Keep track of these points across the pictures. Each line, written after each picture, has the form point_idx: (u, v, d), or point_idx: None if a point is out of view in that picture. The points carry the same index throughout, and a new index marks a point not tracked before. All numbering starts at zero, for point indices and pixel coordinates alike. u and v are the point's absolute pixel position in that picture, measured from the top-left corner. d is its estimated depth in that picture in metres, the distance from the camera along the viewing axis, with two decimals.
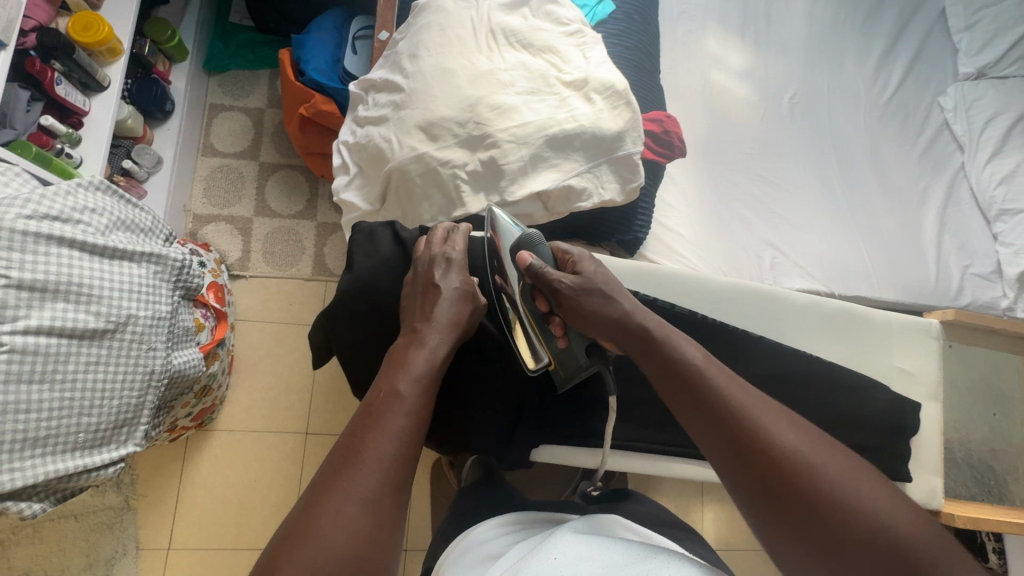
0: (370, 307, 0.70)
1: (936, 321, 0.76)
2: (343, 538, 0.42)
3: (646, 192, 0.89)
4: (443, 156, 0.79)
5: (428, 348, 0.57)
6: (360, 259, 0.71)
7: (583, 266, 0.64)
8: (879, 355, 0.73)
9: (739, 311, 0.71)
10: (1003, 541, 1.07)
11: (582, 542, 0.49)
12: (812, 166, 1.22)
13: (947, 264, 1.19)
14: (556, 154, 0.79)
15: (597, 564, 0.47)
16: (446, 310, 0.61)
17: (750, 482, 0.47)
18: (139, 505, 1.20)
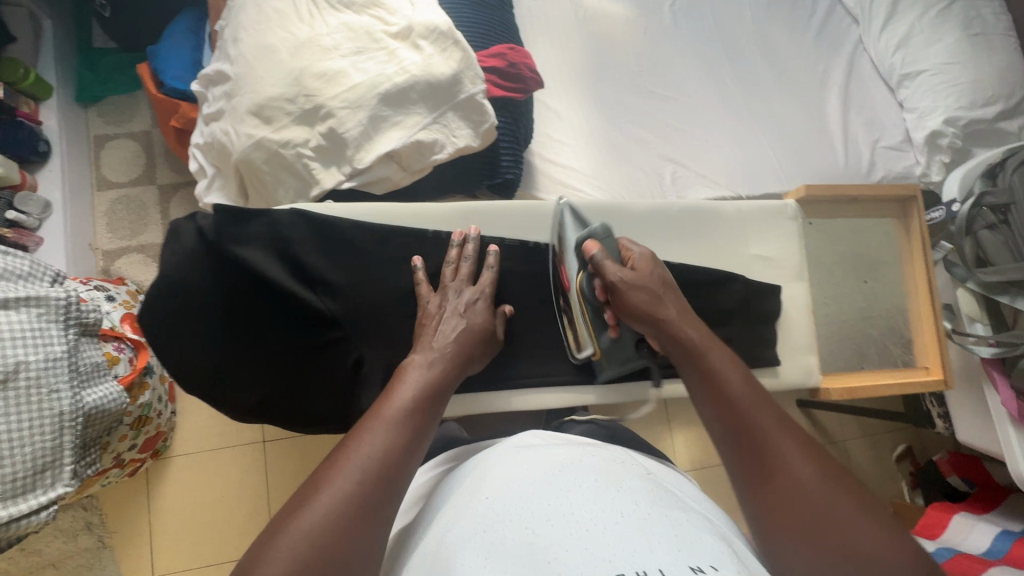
0: (181, 306, 0.63)
1: (795, 203, 0.80)
2: (306, 539, 0.42)
3: (510, 130, 0.86)
4: (282, 137, 0.76)
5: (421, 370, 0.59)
6: (162, 258, 0.64)
7: (643, 267, 0.67)
8: (734, 246, 0.77)
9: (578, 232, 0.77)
10: (946, 405, 1.09)
11: (512, 466, 0.56)
12: (701, 73, 1.18)
13: (856, 142, 1.17)
14: (395, 111, 0.76)
15: (521, 481, 0.53)
16: (466, 334, 0.65)
17: (754, 471, 0.50)
18: (114, 541, 1.22)
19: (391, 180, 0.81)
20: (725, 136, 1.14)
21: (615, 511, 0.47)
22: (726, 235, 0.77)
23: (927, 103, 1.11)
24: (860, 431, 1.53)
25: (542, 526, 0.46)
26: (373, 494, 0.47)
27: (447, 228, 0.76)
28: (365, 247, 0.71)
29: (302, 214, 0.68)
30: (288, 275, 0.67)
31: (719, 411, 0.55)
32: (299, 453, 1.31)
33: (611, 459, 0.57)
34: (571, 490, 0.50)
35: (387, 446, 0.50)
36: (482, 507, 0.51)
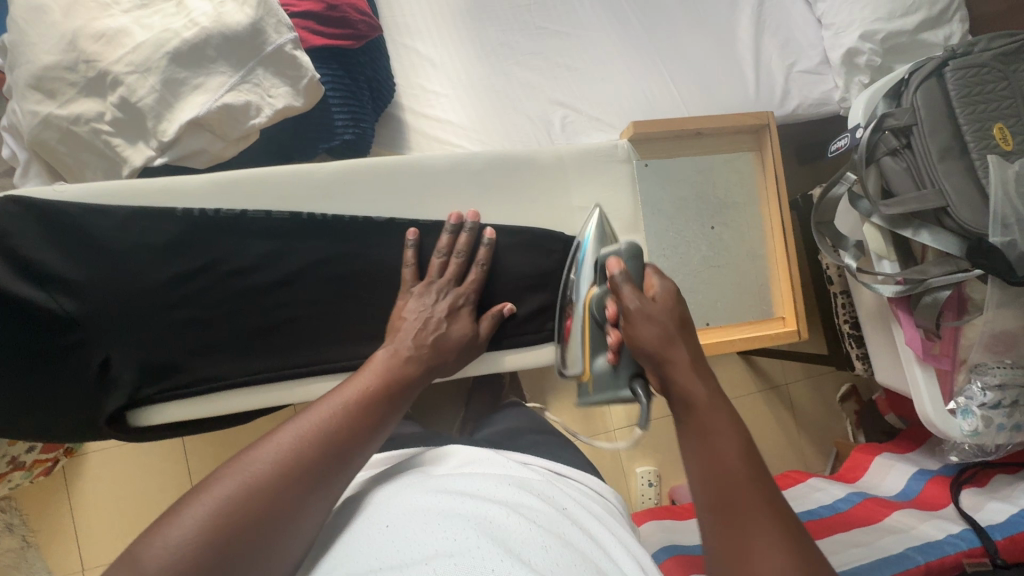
0: None
1: (625, 142, 0.77)
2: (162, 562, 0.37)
3: (346, 84, 0.77)
4: (71, 112, 0.66)
5: (395, 371, 0.57)
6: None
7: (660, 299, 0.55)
8: (548, 201, 0.76)
9: (362, 197, 0.70)
10: (865, 346, 1.04)
11: (422, 494, 0.47)
12: (599, 2, 1.06)
13: (770, 68, 1.06)
14: (193, 72, 0.67)
15: (428, 511, 0.44)
16: (445, 342, 0.65)
17: (718, 513, 0.44)
18: (39, 540, 1.22)
19: (211, 152, 0.72)
20: (624, 72, 1.04)
21: (521, 548, 0.40)
22: (538, 188, 0.75)
23: (843, 18, 1.00)
24: (803, 374, 1.50)
25: (444, 562, 0.38)
26: (290, 503, 0.43)
27: (208, 204, 0.66)
28: (104, 235, 0.63)
29: (24, 203, 0.60)
30: (15, 273, 0.59)
31: (704, 442, 0.47)
32: (219, 440, 1.29)
33: (527, 486, 0.50)
34: (482, 525, 0.42)
35: (330, 457, 0.46)
36: (377, 536, 0.42)
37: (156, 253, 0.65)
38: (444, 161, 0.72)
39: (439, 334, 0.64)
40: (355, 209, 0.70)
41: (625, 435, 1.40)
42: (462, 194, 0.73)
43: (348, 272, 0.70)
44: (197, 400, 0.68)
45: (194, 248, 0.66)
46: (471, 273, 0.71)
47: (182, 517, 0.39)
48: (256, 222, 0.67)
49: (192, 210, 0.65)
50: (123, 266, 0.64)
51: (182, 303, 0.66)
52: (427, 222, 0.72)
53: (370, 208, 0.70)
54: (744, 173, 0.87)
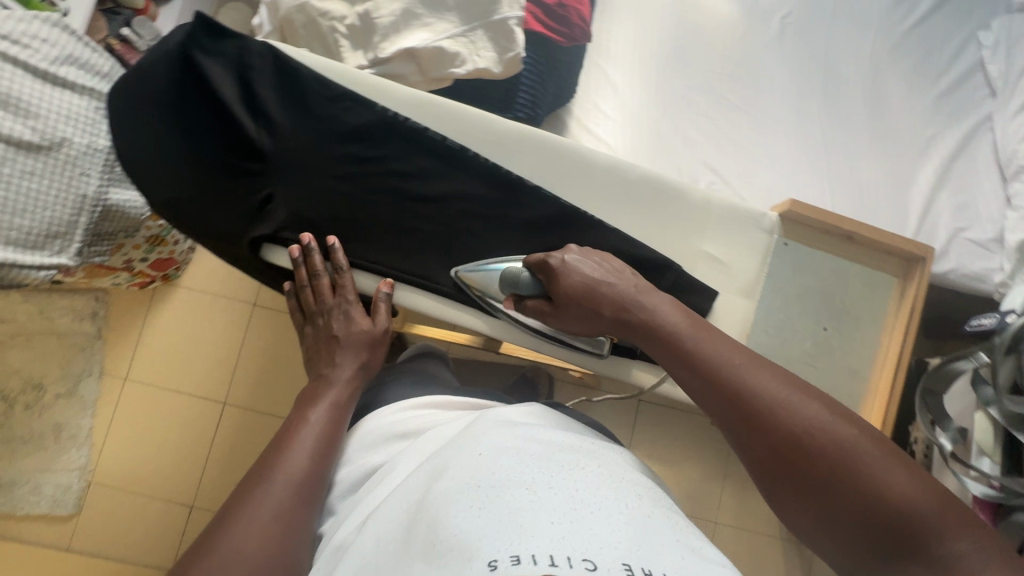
0: (147, 95, 0.67)
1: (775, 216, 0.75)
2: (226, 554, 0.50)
3: (539, 70, 0.83)
4: (324, 7, 0.79)
5: (337, 379, 0.69)
6: (142, 56, 0.70)
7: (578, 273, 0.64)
8: (683, 235, 0.74)
9: (524, 159, 0.74)
10: None
11: (509, 431, 0.53)
12: (791, 97, 1.08)
13: (935, 223, 1.02)
14: (429, 12, 0.77)
15: (522, 448, 0.50)
16: (347, 342, 0.71)
17: (765, 453, 0.50)
18: (107, 338, 1.38)
19: (408, 80, 0.82)
20: (785, 168, 1.04)
21: (613, 497, 0.45)
22: (677, 222, 0.74)
23: None
24: None
25: (544, 490, 0.44)
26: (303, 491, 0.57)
27: (402, 112, 0.74)
28: (317, 101, 0.72)
29: (273, 53, 0.71)
30: (244, 104, 0.71)
31: (718, 395, 0.53)
32: (279, 326, 1.39)
33: (601, 453, 0.54)
34: (574, 475, 0.47)
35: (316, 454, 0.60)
36: (474, 460, 0.48)
37: (344, 131, 0.73)
38: (605, 161, 0.74)
39: (336, 343, 0.72)
40: (514, 167, 0.74)
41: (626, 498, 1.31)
42: (607, 196, 0.74)
43: (481, 217, 0.74)
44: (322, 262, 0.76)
45: (375, 140, 0.73)
46: (346, 283, 0.72)
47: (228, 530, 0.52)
48: (437, 145, 0.73)
49: (388, 112, 0.73)
50: (318, 129, 0.72)
51: (343, 180, 0.73)
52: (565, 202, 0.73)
53: (524, 171, 0.74)
54: (880, 296, 0.82)
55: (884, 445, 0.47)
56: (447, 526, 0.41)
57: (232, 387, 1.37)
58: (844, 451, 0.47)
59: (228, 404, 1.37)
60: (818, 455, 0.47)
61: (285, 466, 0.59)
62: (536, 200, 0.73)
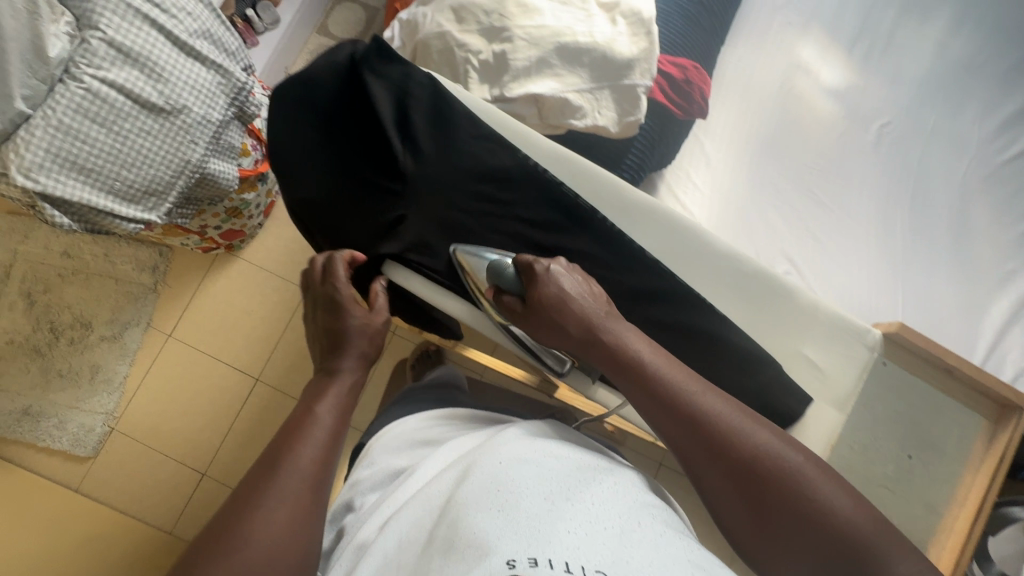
0: (308, 104, 0.73)
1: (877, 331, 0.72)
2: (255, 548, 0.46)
3: (653, 137, 0.86)
4: (462, 39, 0.83)
5: (344, 371, 0.64)
6: (315, 60, 0.75)
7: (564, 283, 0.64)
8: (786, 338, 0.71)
9: (647, 229, 0.74)
10: None
11: (525, 444, 0.60)
12: (876, 204, 1.09)
13: (1002, 360, 1.01)
14: (563, 64, 0.80)
15: (539, 463, 0.57)
16: (357, 338, 0.66)
17: (723, 477, 0.54)
18: (162, 292, 1.41)
19: (525, 121, 0.85)
20: (861, 273, 1.05)
21: (625, 517, 0.50)
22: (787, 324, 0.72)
23: None
24: None
25: (559, 502, 0.50)
26: (321, 481, 0.54)
27: (541, 161, 0.75)
28: (462, 134, 0.73)
29: (434, 83, 0.74)
30: (395, 125, 0.73)
31: (676, 420, 0.56)
32: None
33: (609, 473, 0.59)
34: (588, 494, 0.53)
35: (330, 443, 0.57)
36: (494, 469, 0.55)
37: (484, 171, 0.73)
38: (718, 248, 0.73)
39: (335, 340, 0.66)
40: (636, 234, 0.74)
41: None
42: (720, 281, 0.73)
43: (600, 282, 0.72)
44: (413, 277, 0.73)
45: (509, 182, 0.74)
46: (334, 269, 0.68)
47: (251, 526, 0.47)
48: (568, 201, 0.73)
49: (529, 159, 0.74)
50: (458, 162, 0.73)
51: (469, 213, 0.73)
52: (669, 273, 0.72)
53: (648, 241, 0.74)
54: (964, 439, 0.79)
55: (826, 469, 0.53)
56: (467, 523, 0.48)
57: (267, 365, 1.39)
58: (790, 474, 0.52)
59: (260, 381, 1.38)
60: (769, 479, 0.52)
61: (302, 456, 0.54)
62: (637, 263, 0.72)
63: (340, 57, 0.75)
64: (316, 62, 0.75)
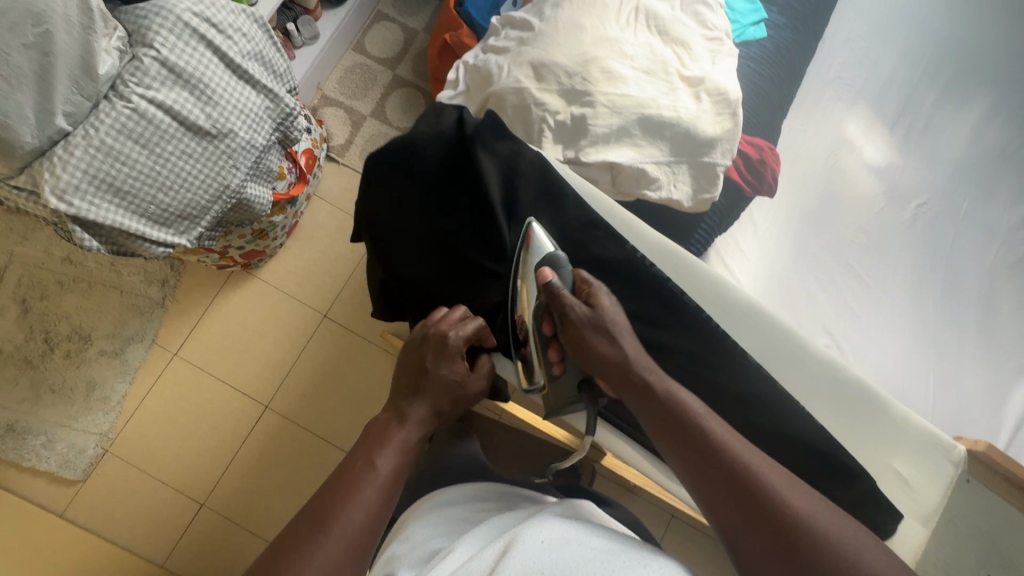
0: (406, 169, 0.73)
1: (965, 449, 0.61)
2: None
3: (721, 212, 0.86)
4: (541, 98, 0.81)
5: (410, 425, 0.65)
6: (420, 124, 0.74)
7: (602, 300, 0.64)
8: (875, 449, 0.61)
9: (752, 332, 0.65)
10: None
11: (564, 526, 0.59)
12: (910, 282, 1.12)
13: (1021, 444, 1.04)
14: (643, 135, 0.79)
15: (581, 546, 0.56)
16: (440, 394, 0.68)
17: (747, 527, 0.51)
18: (169, 308, 1.34)
19: (597, 185, 0.83)
20: (895, 350, 1.06)
21: None
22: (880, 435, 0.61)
23: None
24: None
25: None
26: (365, 544, 0.53)
27: (649, 256, 0.69)
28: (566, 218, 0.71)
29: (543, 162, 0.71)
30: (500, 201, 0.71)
31: (700, 460, 0.55)
32: (342, 345, 1.36)
33: (651, 554, 0.58)
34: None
35: (380, 505, 0.56)
36: (538, 547, 0.54)
37: (584, 260, 0.71)
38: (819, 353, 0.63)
39: (417, 387, 0.68)
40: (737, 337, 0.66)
41: None
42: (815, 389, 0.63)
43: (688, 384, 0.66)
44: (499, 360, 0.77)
45: (615, 278, 0.68)
46: (466, 325, 0.68)
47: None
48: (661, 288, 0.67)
49: (635, 253, 0.68)
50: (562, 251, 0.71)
51: None
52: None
53: (751, 345, 0.65)
54: None
55: (871, 537, 0.49)
56: None
57: (278, 392, 1.33)
58: (823, 533, 0.49)
59: (269, 410, 1.32)
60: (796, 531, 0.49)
61: (353, 512, 0.54)
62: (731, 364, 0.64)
63: (444, 122, 0.74)
64: (418, 122, 0.74)
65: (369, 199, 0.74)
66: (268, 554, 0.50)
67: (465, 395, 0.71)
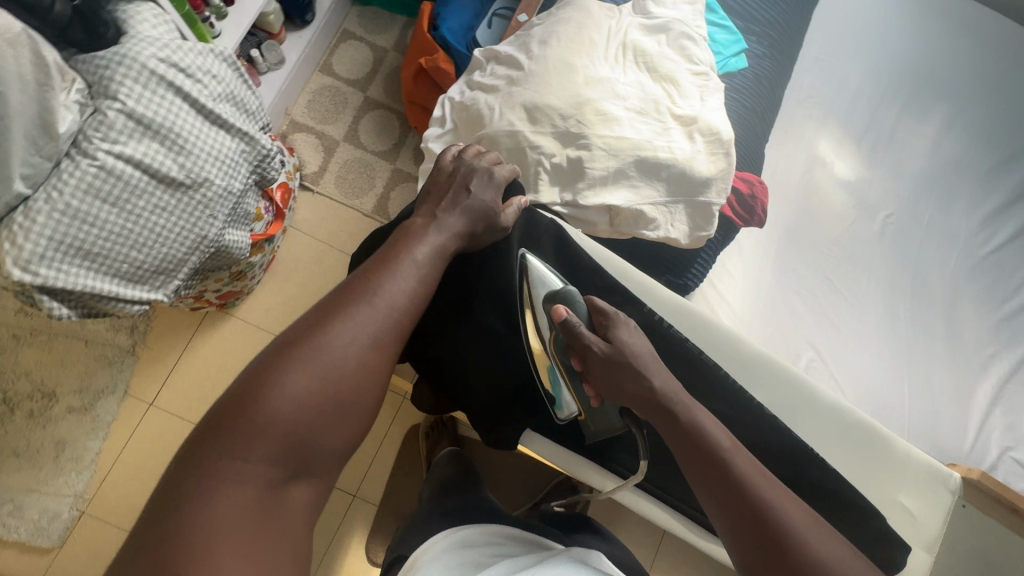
0: None
1: (958, 477, 0.73)
2: (297, 395, 0.52)
3: (712, 245, 0.90)
4: (536, 141, 0.79)
5: (440, 233, 0.67)
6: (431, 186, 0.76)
7: (621, 335, 0.65)
8: (884, 483, 0.71)
9: (764, 384, 0.73)
10: None
11: None
12: (883, 291, 1.18)
13: (988, 438, 1.12)
14: (640, 177, 0.79)
15: None
16: (476, 212, 0.69)
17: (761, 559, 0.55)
18: (141, 355, 1.27)
19: (594, 227, 0.83)
20: (873, 358, 1.12)
21: None
22: (889, 469, 0.71)
23: None
24: None
25: None
26: (381, 353, 0.58)
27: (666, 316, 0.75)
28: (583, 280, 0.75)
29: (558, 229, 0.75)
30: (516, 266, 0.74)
31: (724, 498, 0.57)
32: None
33: None
34: None
35: (405, 313, 0.60)
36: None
37: None
38: (831, 401, 0.73)
39: (458, 199, 0.69)
40: (753, 390, 0.73)
41: None
42: (826, 432, 0.72)
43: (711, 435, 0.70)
44: (532, 437, 0.78)
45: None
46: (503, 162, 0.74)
47: (304, 368, 0.53)
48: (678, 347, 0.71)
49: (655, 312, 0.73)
50: None
51: None
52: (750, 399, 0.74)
53: (764, 396, 0.73)
54: None
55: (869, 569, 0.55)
56: None
57: None
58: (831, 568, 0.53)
59: None
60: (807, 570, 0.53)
61: (379, 302, 0.59)
62: (742, 407, 0.68)
63: None
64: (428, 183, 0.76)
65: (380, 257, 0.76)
66: (305, 327, 0.56)
67: (491, 227, 0.71)
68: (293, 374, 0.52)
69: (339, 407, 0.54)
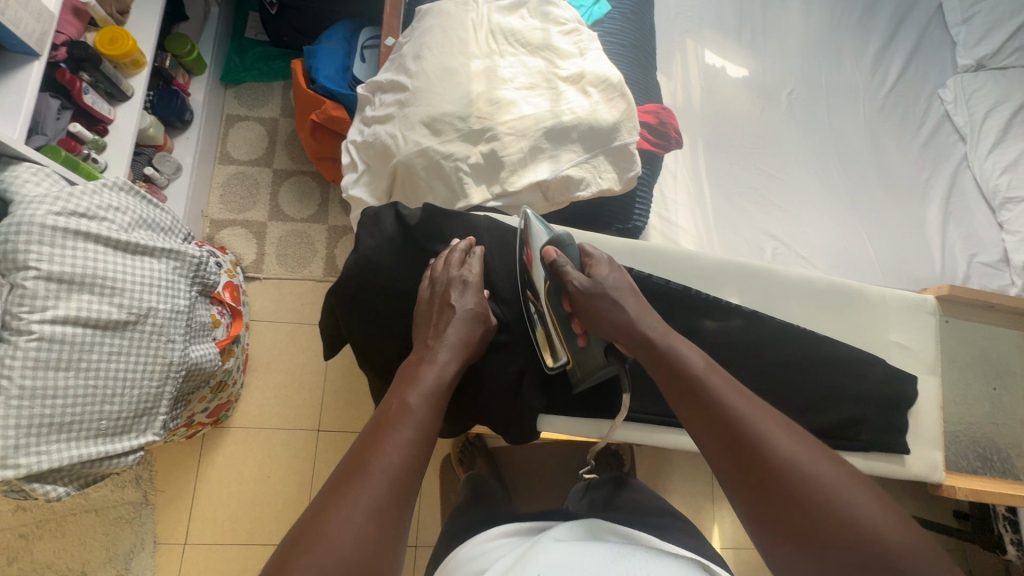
0: (369, 283, 0.78)
1: (932, 299, 0.84)
2: (346, 547, 0.44)
3: (645, 180, 0.94)
4: (446, 150, 0.80)
5: (438, 365, 0.62)
6: (365, 238, 0.78)
7: (599, 270, 0.69)
8: (876, 330, 0.81)
9: (737, 287, 0.79)
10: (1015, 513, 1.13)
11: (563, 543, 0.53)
12: (813, 160, 1.23)
13: (953, 253, 1.19)
14: (555, 146, 0.81)
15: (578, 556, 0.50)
16: (464, 326, 0.67)
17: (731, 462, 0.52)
18: (156, 501, 1.23)
19: (532, 206, 0.86)
20: (828, 222, 1.18)
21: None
22: (870, 316, 0.81)
23: None
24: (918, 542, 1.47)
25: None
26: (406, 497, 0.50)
27: (625, 261, 0.78)
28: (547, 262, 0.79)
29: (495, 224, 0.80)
30: None
31: (694, 408, 0.56)
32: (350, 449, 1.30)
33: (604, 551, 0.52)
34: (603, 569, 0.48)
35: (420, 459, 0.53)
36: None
37: None
38: (801, 277, 0.81)
39: (443, 314, 0.67)
40: (728, 297, 0.79)
41: (729, 558, 1.27)
42: (806, 307, 0.80)
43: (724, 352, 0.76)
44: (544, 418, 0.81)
45: None
46: (472, 263, 0.73)
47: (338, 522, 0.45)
48: (649, 284, 0.76)
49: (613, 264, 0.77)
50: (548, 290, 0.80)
51: None
52: (727, 303, 0.77)
53: (741, 299, 0.79)
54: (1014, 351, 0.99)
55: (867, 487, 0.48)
56: None
57: None
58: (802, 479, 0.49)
59: None
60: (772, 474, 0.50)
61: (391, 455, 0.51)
62: (720, 311, 0.76)
63: (386, 227, 0.79)
64: (360, 237, 0.79)
65: (350, 323, 0.79)
66: (321, 498, 0.47)
67: (486, 329, 0.71)
68: (335, 524, 0.45)
69: (385, 555, 0.46)
